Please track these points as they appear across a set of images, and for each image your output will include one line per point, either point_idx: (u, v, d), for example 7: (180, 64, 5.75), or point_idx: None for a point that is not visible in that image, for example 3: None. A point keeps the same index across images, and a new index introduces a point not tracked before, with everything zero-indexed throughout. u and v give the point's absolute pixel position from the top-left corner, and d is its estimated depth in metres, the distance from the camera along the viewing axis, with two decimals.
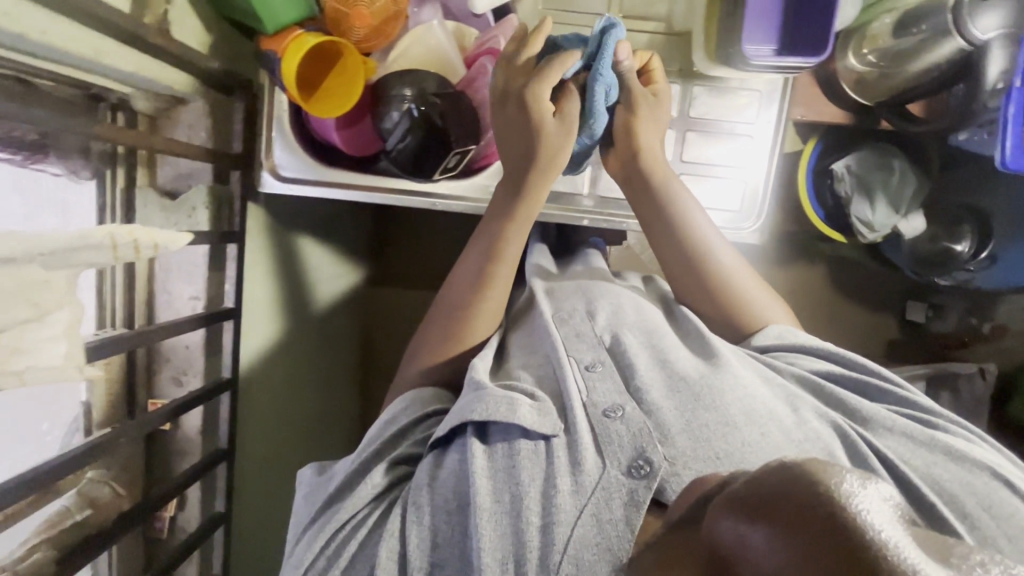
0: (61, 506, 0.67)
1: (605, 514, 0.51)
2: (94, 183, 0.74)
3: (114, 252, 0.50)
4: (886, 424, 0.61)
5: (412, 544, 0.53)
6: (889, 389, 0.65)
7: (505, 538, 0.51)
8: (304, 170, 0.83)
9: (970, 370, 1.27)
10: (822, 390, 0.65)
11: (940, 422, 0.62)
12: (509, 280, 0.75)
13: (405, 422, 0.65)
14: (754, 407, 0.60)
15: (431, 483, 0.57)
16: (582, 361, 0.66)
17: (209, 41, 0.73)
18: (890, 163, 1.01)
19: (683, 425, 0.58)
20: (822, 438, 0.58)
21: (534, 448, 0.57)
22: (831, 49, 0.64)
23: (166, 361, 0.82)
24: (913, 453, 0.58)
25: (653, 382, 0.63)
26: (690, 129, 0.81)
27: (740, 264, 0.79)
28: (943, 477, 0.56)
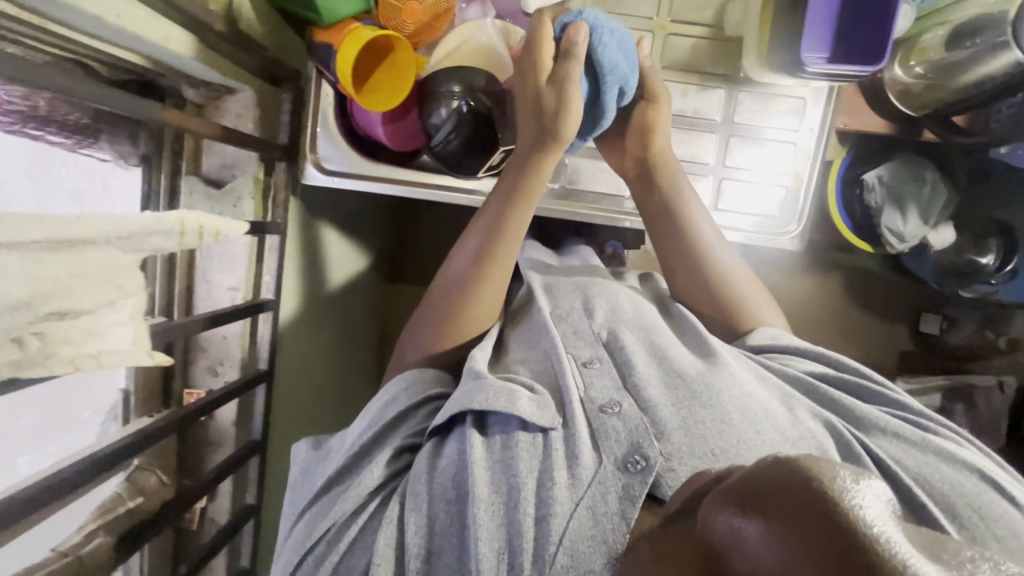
0: (112, 493, 0.67)
1: (601, 507, 0.47)
2: (141, 169, 0.74)
3: (181, 238, 0.50)
4: (878, 424, 0.57)
5: (409, 532, 0.48)
6: (881, 390, 0.61)
7: (502, 529, 0.47)
8: (349, 165, 0.83)
9: (987, 383, 1.28)
10: (815, 391, 0.61)
11: (933, 425, 0.58)
12: (507, 270, 0.70)
13: (406, 403, 0.60)
14: (750, 408, 0.56)
15: (427, 471, 0.52)
16: (580, 358, 0.62)
17: (261, 31, 0.73)
18: (922, 175, 1.02)
19: (679, 422, 0.54)
20: (816, 437, 0.55)
21: (532, 440, 0.53)
22: (889, 58, 0.65)
23: (202, 351, 0.82)
24: (905, 453, 0.54)
25: (651, 379, 0.60)
26: (734, 134, 0.82)
27: (741, 268, 0.76)
28: (934, 477, 0.51)
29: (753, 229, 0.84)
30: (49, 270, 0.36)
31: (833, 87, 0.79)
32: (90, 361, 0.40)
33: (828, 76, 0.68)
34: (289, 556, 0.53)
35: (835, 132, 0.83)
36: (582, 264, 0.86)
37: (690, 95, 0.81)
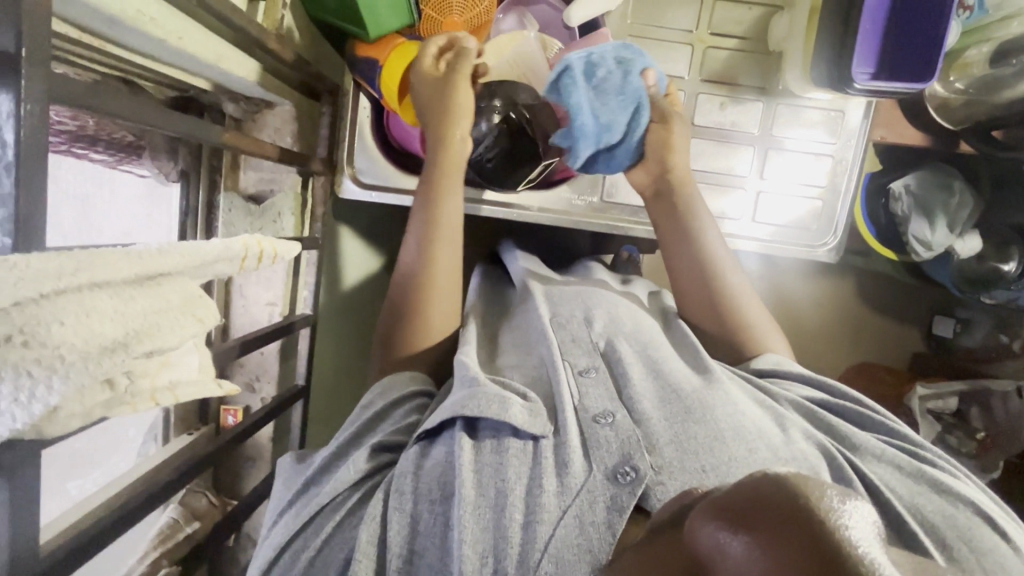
0: (171, 519, 0.69)
1: (588, 516, 0.45)
2: (179, 185, 0.74)
3: (242, 262, 0.48)
4: (874, 451, 0.55)
5: (392, 529, 0.47)
6: (879, 418, 0.60)
7: (487, 532, 0.45)
8: (384, 178, 0.81)
9: (1005, 386, 1.25)
10: (811, 414, 0.60)
11: (929, 456, 0.56)
12: (455, 258, 0.70)
13: (382, 405, 0.60)
14: (743, 426, 0.55)
15: (415, 471, 0.50)
16: (576, 365, 0.61)
17: (302, 43, 0.72)
18: (950, 184, 1.03)
19: (670, 436, 0.53)
20: (809, 458, 0.53)
21: (522, 447, 0.52)
22: (936, 77, 0.66)
23: (239, 366, 0.82)
24: (900, 483, 0.53)
25: (646, 393, 0.58)
26: (771, 147, 0.82)
27: (750, 290, 0.74)
28: (926, 507, 0.50)
29: (789, 241, 0.84)
30: (135, 308, 0.35)
31: (871, 101, 0.80)
32: (168, 395, 0.39)
33: (873, 92, 0.69)
34: (264, 554, 0.50)
35: (872, 144, 0.83)
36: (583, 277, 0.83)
37: (727, 108, 0.81)
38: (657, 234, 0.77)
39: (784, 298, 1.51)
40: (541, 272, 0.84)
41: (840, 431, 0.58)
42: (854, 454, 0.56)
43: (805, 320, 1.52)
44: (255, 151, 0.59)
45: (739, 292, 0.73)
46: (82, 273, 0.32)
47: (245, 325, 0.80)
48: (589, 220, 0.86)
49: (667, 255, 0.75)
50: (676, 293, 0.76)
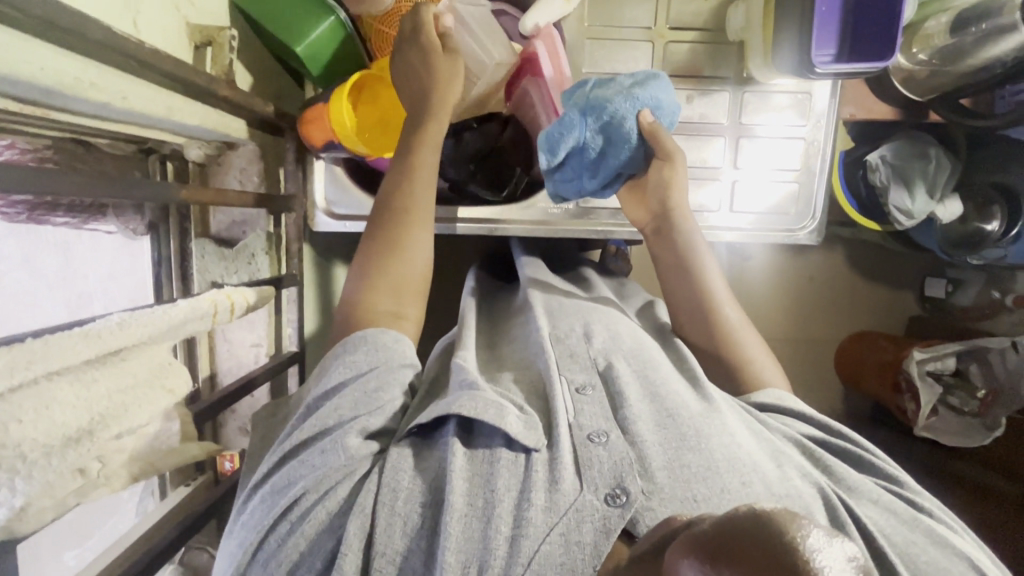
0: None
1: (575, 535, 0.45)
2: (149, 238, 0.72)
3: (215, 318, 0.48)
4: (871, 496, 0.56)
5: (380, 527, 0.47)
6: (878, 463, 0.60)
7: (473, 541, 0.46)
8: (356, 207, 0.81)
9: (1000, 343, 1.22)
10: (807, 449, 0.60)
11: (926, 506, 0.57)
12: (426, 247, 0.68)
13: (371, 372, 0.57)
14: (738, 457, 0.55)
15: (411, 471, 0.51)
16: (574, 382, 0.60)
17: (257, 81, 0.71)
18: (926, 152, 1.02)
19: (664, 461, 0.53)
20: (803, 497, 0.52)
21: (514, 459, 0.51)
22: (897, 54, 0.65)
23: (231, 412, 0.80)
24: (895, 529, 0.52)
25: (642, 415, 0.58)
26: (742, 135, 0.81)
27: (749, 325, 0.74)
28: (920, 559, 0.50)
29: (770, 228, 0.84)
30: (99, 390, 0.35)
31: (837, 80, 0.79)
32: (147, 467, 0.40)
33: (837, 76, 0.68)
34: (245, 533, 0.49)
35: (843, 122, 0.83)
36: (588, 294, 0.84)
37: (695, 101, 0.81)
38: (655, 260, 0.78)
39: (778, 275, 1.51)
40: (547, 281, 0.84)
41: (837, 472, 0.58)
42: (849, 495, 0.56)
43: (800, 295, 1.52)
44: (217, 200, 0.58)
45: (735, 324, 0.73)
46: (37, 364, 0.31)
47: (232, 368, 0.79)
48: (575, 228, 0.86)
49: (663, 278, 0.77)
50: (671, 311, 0.77)
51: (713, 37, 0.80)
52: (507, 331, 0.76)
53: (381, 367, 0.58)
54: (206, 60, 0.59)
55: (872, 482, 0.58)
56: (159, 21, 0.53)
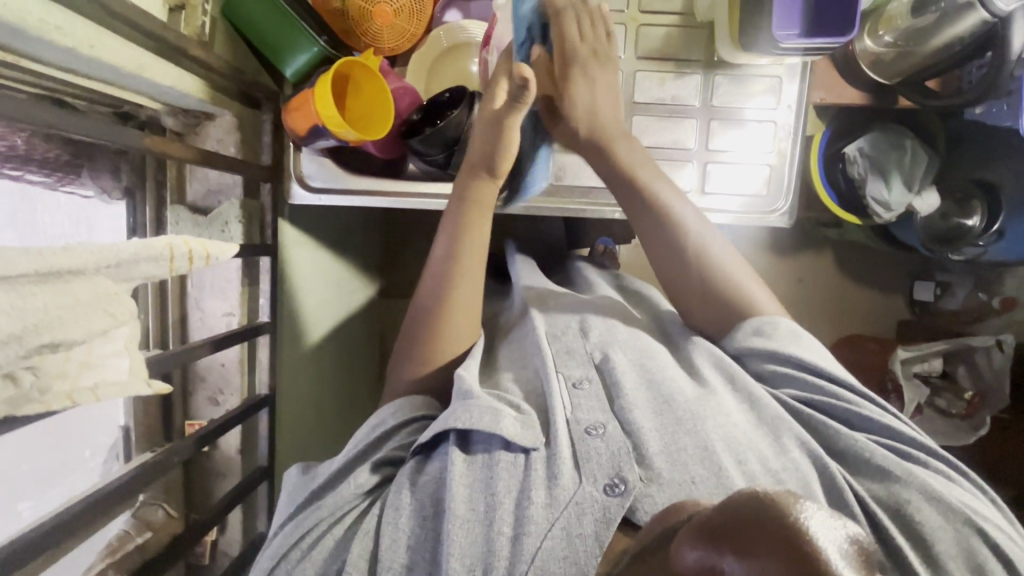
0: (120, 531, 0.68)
1: (576, 529, 0.47)
2: (125, 203, 0.73)
3: (171, 263, 0.49)
4: (862, 456, 0.54)
5: (384, 545, 0.49)
6: (873, 415, 0.57)
7: (477, 544, 0.47)
8: (333, 180, 0.83)
9: (988, 342, 1.24)
10: (791, 411, 0.59)
11: (923, 457, 0.54)
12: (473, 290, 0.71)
13: (391, 423, 0.61)
14: (734, 436, 0.55)
15: (409, 487, 0.53)
16: (570, 378, 0.62)
17: (235, 53, 0.73)
18: (902, 143, 1.03)
19: (660, 446, 0.54)
20: (800, 469, 0.53)
21: (513, 460, 0.53)
22: (858, 29, 0.67)
23: (200, 380, 0.81)
24: (884, 490, 0.51)
25: (637, 402, 0.59)
26: (714, 118, 0.82)
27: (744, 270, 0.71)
28: (913, 518, 0.49)
29: (745, 210, 0.84)
30: (37, 302, 0.36)
31: (808, 63, 0.80)
32: (87, 394, 0.41)
33: (804, 51, 0.70)
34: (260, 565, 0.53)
35: (813, 107, 0.83)
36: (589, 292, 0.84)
37: (668, 83, 0.82)
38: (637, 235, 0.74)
39: (765, 276, 1.51)
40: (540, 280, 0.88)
41: (833, 436, 0.56)
42: (842, 461, 0.55)
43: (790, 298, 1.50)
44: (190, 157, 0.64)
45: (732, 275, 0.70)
46: None
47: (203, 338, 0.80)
48: (555, 206, 0.89)
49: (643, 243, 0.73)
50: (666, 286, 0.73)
51: (687, 22, 0.82)
52: (509, 333, 0.78)
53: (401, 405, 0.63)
54: (181, 19, 0.61)
55: (861, 436, 0.55)
56: None
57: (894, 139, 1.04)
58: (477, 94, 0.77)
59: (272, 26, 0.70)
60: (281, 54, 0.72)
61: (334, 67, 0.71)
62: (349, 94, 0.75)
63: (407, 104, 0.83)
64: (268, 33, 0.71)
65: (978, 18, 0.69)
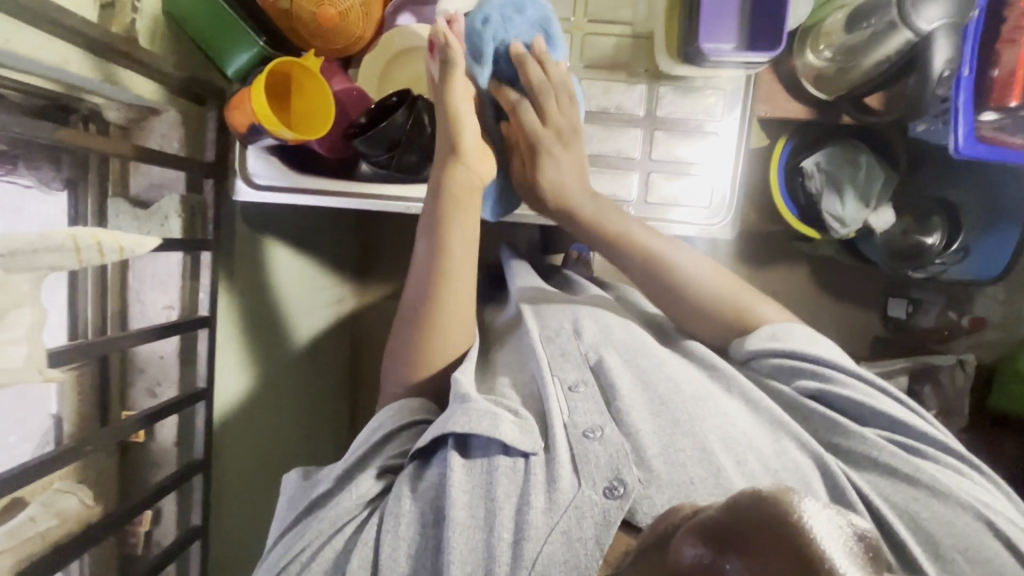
0: (25, 518, 0.64)
1: (576, 532, 0.52)
2: (66, 194, 0.73)
3: (77, 254, 0.51)
4: (868, 455, 0.59)
5: (384, 553, 0.54)
6: (883, 411, 0.61)
7: (477, 551, 0.52)
8: (277, 178, 0.84)
9: (949, 361, 1.25)
10: (797, 407, 0.65)
11: (928, 450, 0.59)
12: (465, 296, 0.73)
13: (391, 428, 0.65)
14: (732, 435, 0.61)
15: (410, 494, 0.57)
16: (565, 380, 0.66)
17: (179, 51, 0.75)
18: (856, 158, 1.04)
19: (660, 448, 0.59)
20: (800, 469, 0.58)
21: (512, 464, 0.57)
22: (785, 45, 0.68)
23: (139, 370, 0.82)
24: (894, 489, 0.57)
25: (635, 404, 0.63)
26: (657, 128, 0.83)
27: (737, 282, 0.75)
28: (922, 515, 0.55)
29: (686, 219, 0.84)
30: None
31: (751, 76, 0.81)
32: None
33: (734, 65, 0.70)
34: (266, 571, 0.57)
35: (757, 120, 0.84)
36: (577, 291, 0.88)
37: (611, 92, 0.83)
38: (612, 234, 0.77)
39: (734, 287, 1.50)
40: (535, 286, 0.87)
41: (837, 433, 0.62)
42: (848, 460, 0.61)
43: None
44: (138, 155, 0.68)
45: (725, 288, 0.74)
46: None
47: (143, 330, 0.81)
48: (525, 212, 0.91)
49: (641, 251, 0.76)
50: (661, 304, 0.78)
51: (634, 33, 0.83)
52: (505, 339, 0.80)
53: (403, 405, 0.67)
54: (111, 16, 0.62)
55: (870, 433, 0.60)
56: None
57: (850, 153, 1.04)
58: (419, 100, 0.79)
59: (212, 26, 0.72)
60: (222, 54, 0.75)
61: (269, 67, 0.72)
62: (292, 96, 0.77)
63: (353, 105, 0.85)
64: (207, 32, 0.73)
65: (903, 38, 0.71)
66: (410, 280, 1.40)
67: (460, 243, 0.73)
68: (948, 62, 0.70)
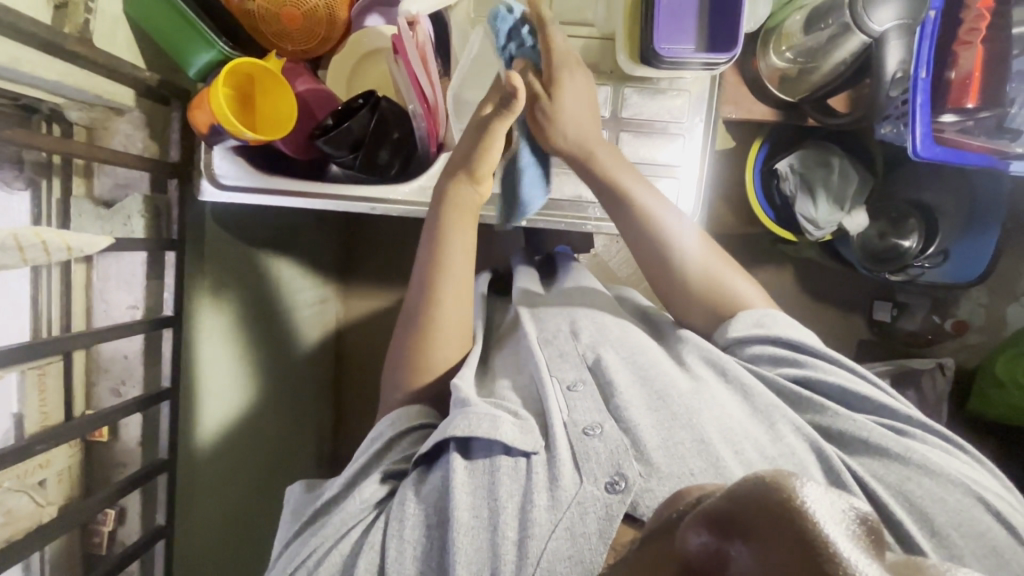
0: None
1: (579, 528, 0.52)
2: (28, 193, 0.72)
3: (21, 253, 0.51)
4: (862, 437, 0.60)
5: (390, 556, 0.54)
6: (873, 398, 0.62)
7: (482, 550, 0.52)
8: (243, 178, 0.84)
9: (929, 366, 1.25)
10: (784, 392, 0.65)
11: (915, 430, 0.60)
12: (459, 293, 0.73)
13: (391, 434, 0.65)
14: (729, 427, 0.60)
15: (414, 497, 0.57)
16: (564, 380, 0.66)
17: (143, 53, 0.75)
18: (830, 160, 1.03)
19: (659, 442, 0.58)
20: (797, 454, 0.58)
21: (514, 465, 0.57)
22: (740, 47, 0.67)
23: (104, 370, 0.82)
24: (888, 470, 0.57)
25: (633, 399, 0.63)
26: (623, 129, 0.83)
27: (723, 264, 0.76)
28: (916, 493, 0.55)
29: None
30: None
31: (715, 78, 0.81)
32: None
33: (690, 66, 0.71)
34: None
35: (723, 121, 0.84)
36: (573, 285, 0.86)
37: None
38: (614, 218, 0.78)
39: None
40: (534, 292, 0.85)
41: (830, 417, 0.62)
42: (843, 446, 0.61)
43: None
44: (96, 155, 0.68)
45: (712, 269, 0.75)
46: None
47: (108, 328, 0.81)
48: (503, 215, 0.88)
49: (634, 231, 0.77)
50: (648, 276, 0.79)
51: (600, 34, 0.83)
52: (503, 340, 0.79)
53: (401, 414, 0.67)
54: (66, 17, 0.63)
55: (861, 417, 0.61)
56: None
57: (824, 154, 1.04)
58: (382, 99, 0.80)
59: (172, 27, 0.72)
60: (182, 54, 0.75)
61: (228, 69, 0.72)
62: (255, 94, 0.77)
63: (320, 105, 0.86)
64: (168, 35, 0.73)
65: (858, 40, 0.72)
66: (391, 281, 1.41)
67: (457, 248, 0.74)
68: (901, 63, 0.71)
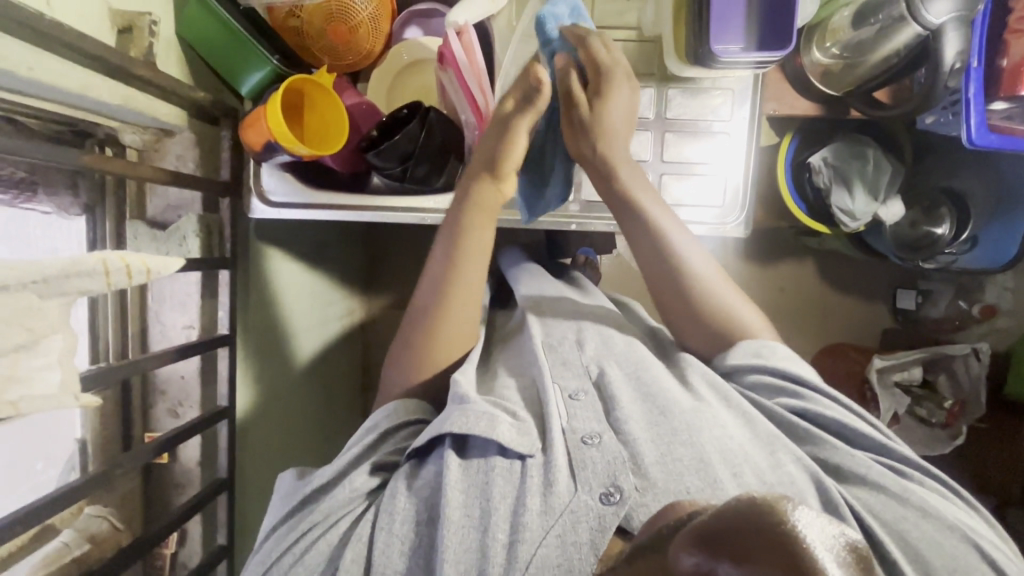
0: (59, 543, 0.66)
1: (571, 536, 0.51)
2: (84, 219, 0.73)
3: (106, 278, 0.50)
4: (859, 473, 0.57)
5: (378, 549, 0.53)
6: (873, 434, 0.60)
7: (470, 551, 0.51)
8: (293, 194, 0.85)
9: (964, 350, 1.23)
10: (790, 427, 0.62)
11: (914, 474, 0.58)
12: (466, 307, 0.72)
13: (386, 426, 0.65)
14: (729, 447, 0.59)
15: (405, 491, 0.57)
16: (566, 388, 0.66)
17: (196, 74, 0.76)
18: (864, 152, 1.04)
19: (657, 457, 0.58)
20: (796, 483, 0.56)
21: (509, 466, 0.57)
22: (795, 43, 0.69)
23: (161, 392, 0.82)
24: (885, 508, 0.54)
25: (633, 414, 0.63)
26: (668, 130, 0.84)
27: (735, 297, 0.73)
28: (913, 535, 0.52)
29: (699, 219, 0.84)
30: None
31: (757, 75, 0.82)
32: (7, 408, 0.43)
33: (743, 66, 0.72)
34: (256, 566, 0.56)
35: (765, 117, 0.85)
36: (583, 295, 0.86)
37: None
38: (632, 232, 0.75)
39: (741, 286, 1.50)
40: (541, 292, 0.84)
41: (830, 451, 0.59)
42: (838, 478, 0.58)
43: (769, 307, 1.46)
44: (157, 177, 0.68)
45: (726, 302, 0.72)
46: None
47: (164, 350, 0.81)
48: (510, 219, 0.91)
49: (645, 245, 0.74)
50: (656, 294, 0.76)
51: (639, 37, 0.84)
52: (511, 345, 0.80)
53: (392, 411, 0.66)
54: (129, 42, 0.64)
55: (862, 454, 0.59)
56: (76, 4, 0.58)
57: (857, 145, 1.05)
58: (432, 110, 0.80)
59: (227, 48, 0.73)
60: (235, 73, 0.76)
61: (285, 85, 0.73)
62: (307, 109, 0.78)
63: (365, 119, 0.86)
64: (222, 56, 0.74)
65: (912, 32, 0.73)
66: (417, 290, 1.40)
67: (470, 256, 0.72)
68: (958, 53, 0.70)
